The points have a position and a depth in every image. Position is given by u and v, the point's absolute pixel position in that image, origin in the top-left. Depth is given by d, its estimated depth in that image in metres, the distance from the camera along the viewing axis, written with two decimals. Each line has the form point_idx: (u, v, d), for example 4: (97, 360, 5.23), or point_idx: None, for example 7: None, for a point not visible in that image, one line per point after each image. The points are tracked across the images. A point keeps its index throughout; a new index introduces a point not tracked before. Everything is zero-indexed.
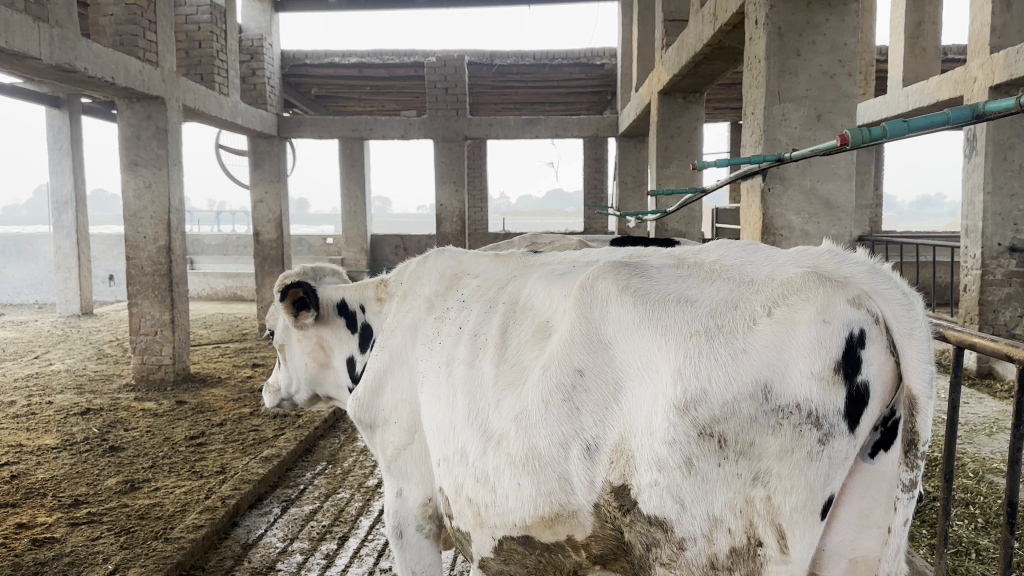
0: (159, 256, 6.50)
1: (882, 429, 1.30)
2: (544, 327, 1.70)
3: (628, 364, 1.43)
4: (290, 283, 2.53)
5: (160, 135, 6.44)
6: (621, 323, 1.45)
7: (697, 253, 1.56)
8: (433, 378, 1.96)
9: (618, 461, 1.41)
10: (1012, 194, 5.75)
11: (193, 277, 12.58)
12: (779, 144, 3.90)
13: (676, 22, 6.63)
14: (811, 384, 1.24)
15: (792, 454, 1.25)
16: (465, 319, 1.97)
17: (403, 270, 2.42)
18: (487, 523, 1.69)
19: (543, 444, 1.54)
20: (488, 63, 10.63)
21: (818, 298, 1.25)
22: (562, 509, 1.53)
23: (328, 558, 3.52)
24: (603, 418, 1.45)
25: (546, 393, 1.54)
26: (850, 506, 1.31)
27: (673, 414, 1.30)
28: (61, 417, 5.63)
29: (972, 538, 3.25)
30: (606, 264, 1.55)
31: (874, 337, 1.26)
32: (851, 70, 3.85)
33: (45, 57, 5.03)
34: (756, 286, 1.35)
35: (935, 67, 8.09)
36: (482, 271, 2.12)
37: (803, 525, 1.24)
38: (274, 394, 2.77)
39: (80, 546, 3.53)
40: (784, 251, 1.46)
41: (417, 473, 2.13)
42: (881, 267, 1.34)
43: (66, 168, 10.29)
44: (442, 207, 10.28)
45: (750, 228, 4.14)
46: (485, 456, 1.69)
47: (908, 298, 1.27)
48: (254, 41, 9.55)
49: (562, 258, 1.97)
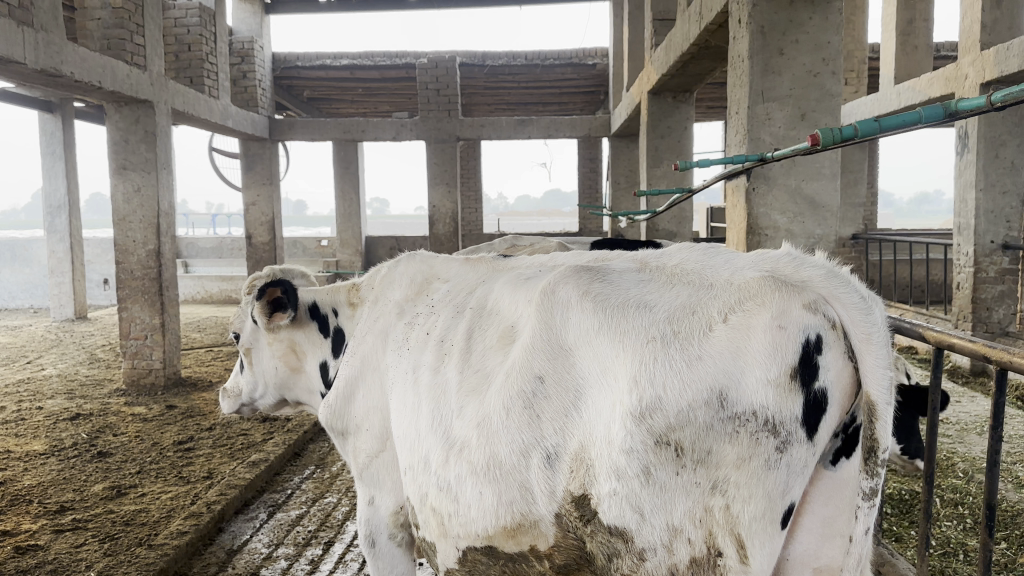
0: (148, 260, 6.47)
1: (844, 436, 1.28)
2: (508, 332, 1.67)
3: (587, 371, 1.40)
4: (267, 282, 2.48)
5: (148, 138, 6.41)
6: (581, 328, 1.43)
7: (660, 256, 1.53)
8: (401, 384, 1.94)
9: (578, 471, 1.39)
10: (1005, 191, 5.72)
11: (187, 280, 12.52)
12: (763, 144, 3.87)
13: (665, 21, 6.61)
14: (767, 391, 1.21)
15: (750, 462, 1.22)
16: (433, 325, 1.94)
17: (376, 274, 2.40)
18: (451, 533, 1.67)
19: (504, 451, 1.51)
20: (480, 63, 10.58)
21: (773, 303, 1.23)
22: (524, 518, 1.50)
23: (313, 563, 3.49)
24: (562, 426, 1.42)
25: (507, 400, 1.51)
26: (813, 515, 1.29)
27: (630, 423, 1.27)
28: (51, 422, 5.59)
29: (960, 539, 3.23)
30: (568, 269, 1.52)
31: (831, 343, 1.23)
32: (835, 68, 3.83)
33: (30, 62, 4.99)
34: (714, 289, 1.32)
35: (927, 64, 8.07)
36: (452, 275, 2.10)
37: (761, 534, 1.22)
38: (234, 399, 2.72)
39: (63, 553, 3.49)
40: (744, 254, 1.44)
41: (388, 481, 2.10)
42: (840, 270, 1.32)
43: (58, 172, 10.26)
44: (435, 209, 10.21)
45: (735, 229, 4.11)
46: (448, 465, 1.66)
47: (866, 302, 1.26)
48: (245, 43, 9.51)
49: (530, 262, 1.95)
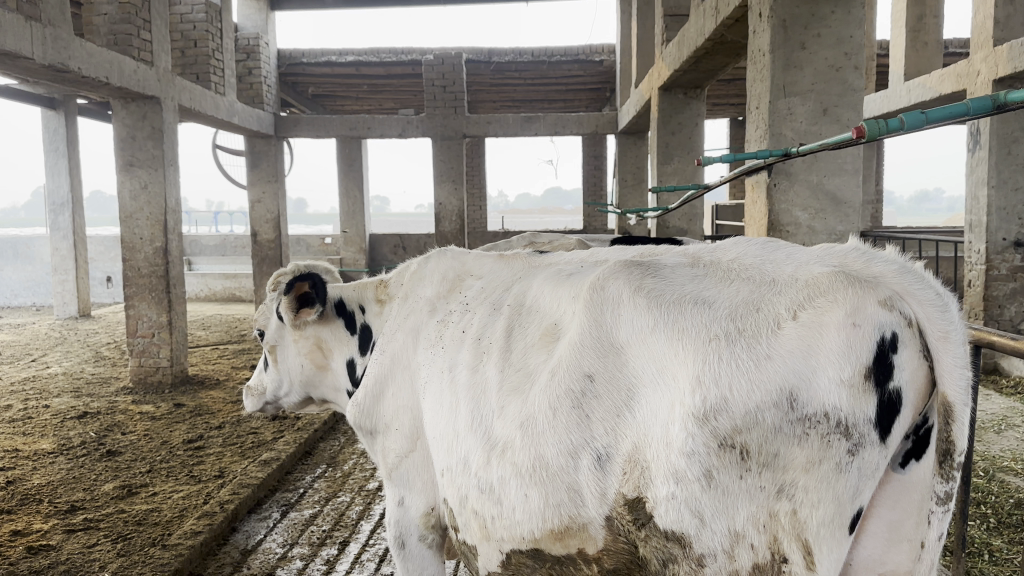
0: (156, 258, 6.42)
1: (915, 438, 1.23)
2: (552, 330, 1.62)
3: (641, 369, 1.35)
4: (295, 277, 2.43)
5: (155, 135, 6.35)
6: (634, 326, 1.38)
7: (713, 251, 1.49)
8: (435, 384, 1.89)
9: (631, 473, 1.34)
10: (1017, 188, 5.66)
11: (191, 277, 12.46)
12: (785, 139, 3.81)
13: (676, 16, 6.53)
14: (840, 392, 1.16)
15: (820, 465, 1.18)
16: (468, 323, 1.89)
17: (405, 270, 2.36)
18: (495, 536, 1.62)
19: (550, 453, 1.47)
20: (486, 60, 10.51)
21: (847, 300, 1.18)
22: (572, 521, 1.45)
23: (328, 564, 3.44)
24: (614, 427, 1.38)
25: (554, 399, 1.47)
26: (879, 519, 1.24)
27: (692, 424, 1.23)
28: (58, 421, 5.55)
29: (985, 539, 3.17)
30: (617, 263, 1.48)
31: (907, 341, 1.18)
32: (858, 63, 3.77)
33: (38, 56, 4.94)
34: (778, 286, 1.27)
35: (937, 61, 7.99)
36: (486, 271, 2.05)
37: (830, 540, 1.17)
38: (258, 397, 2.68)
39: (77, 553, 3.45)
40: (807, 250, 1.39)
41: (419, 482, 2.05)
42: (913, 266, 1.27)
43: (62, 169, 10.21)
44: (441, 207, 10.15)
45: (756, 225, 4.06)
46: (489, 467, 1.62)
47: (941, 299, 1.21)
48: (250, 40, 9.45)
49: (568, 258, 1.91)
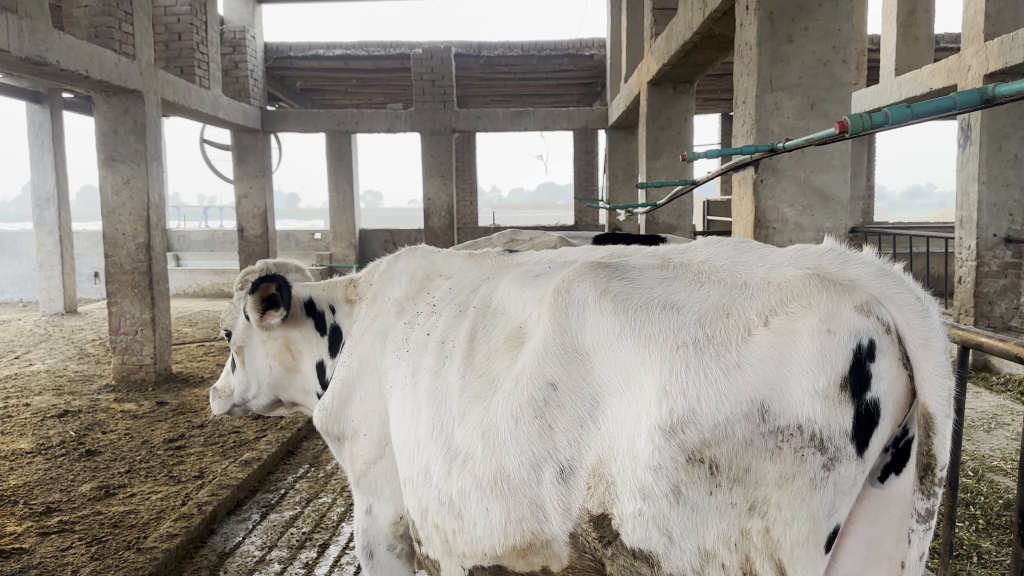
0: (138, 254, 6.30)
1: (894, 451, 1.16)
2: (516, 333, 1.54)
3: (606, 379, 1.28)
4: (261, 277, 2.35)
5: (137, 129, 6.23)
6: (599, 331, 1.30)
7: (683, 252, 1.42)
8: (400, 389, 1.81)
9: (596, 488, 1.26)
10: (1007, 184, 5.60)
11: (178, 273, 12.31)
12: (772, 134, 3.74)
13: (666, 10, 6.45)
14: (814, 404, 1.09)
15: (793, 481, 1.10)
16: (434, 325, 1.81)
17: (374, 270, 2.28)
18: (456, 551, 1.55)
19: (511, 465, 1.39)
20: (475, 54, 10.42)
21: (822, 305, 1.11)
22: (535, 537, 1.37)
23: (307, 567, 3.36)
24: (578, 438, 1.30)
25: (517, 408, 1.39)
26: (857, 536, 1.17)
27: (659, 437, 1.15)
28: (38, 419, 5.45)
29: (974, 540, 3.11)
30: (583, 265, 1.39)
31: (885, 348, 1.11)
32: (845, 56, 3.69)
33: (14, 49, 4.79)
34: (750, 290, 1.20)
35: (928, 56, 7.92)
36: (455, 271, 1.98)
37: (805, 560, 1.10)
38: (226, 400, 2.60)
39: (49, 557, 3.36)
40: (781, 251, 1.32)
41: (387, 490, 1.97)
42: (890, 268, 1.20)
43: (47, 164, 10.04)
44: (430, 202, 10.05)
45: (742, 222, 4.00)
46: (450, 478, 1.54)
47: (923, 303, 1.14)
48: (236, 33, 9.32)
49: (538, 258, 1.83)
